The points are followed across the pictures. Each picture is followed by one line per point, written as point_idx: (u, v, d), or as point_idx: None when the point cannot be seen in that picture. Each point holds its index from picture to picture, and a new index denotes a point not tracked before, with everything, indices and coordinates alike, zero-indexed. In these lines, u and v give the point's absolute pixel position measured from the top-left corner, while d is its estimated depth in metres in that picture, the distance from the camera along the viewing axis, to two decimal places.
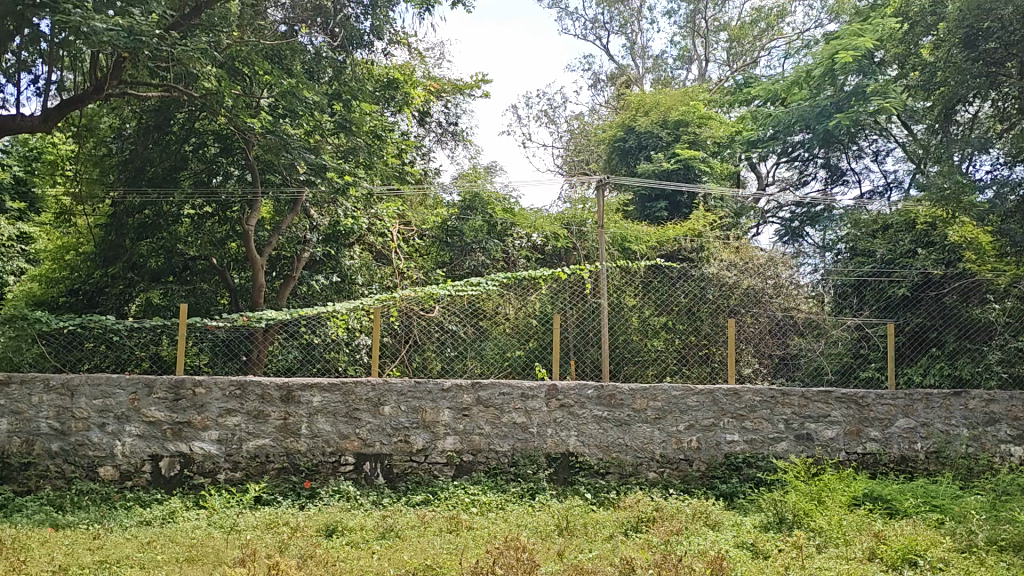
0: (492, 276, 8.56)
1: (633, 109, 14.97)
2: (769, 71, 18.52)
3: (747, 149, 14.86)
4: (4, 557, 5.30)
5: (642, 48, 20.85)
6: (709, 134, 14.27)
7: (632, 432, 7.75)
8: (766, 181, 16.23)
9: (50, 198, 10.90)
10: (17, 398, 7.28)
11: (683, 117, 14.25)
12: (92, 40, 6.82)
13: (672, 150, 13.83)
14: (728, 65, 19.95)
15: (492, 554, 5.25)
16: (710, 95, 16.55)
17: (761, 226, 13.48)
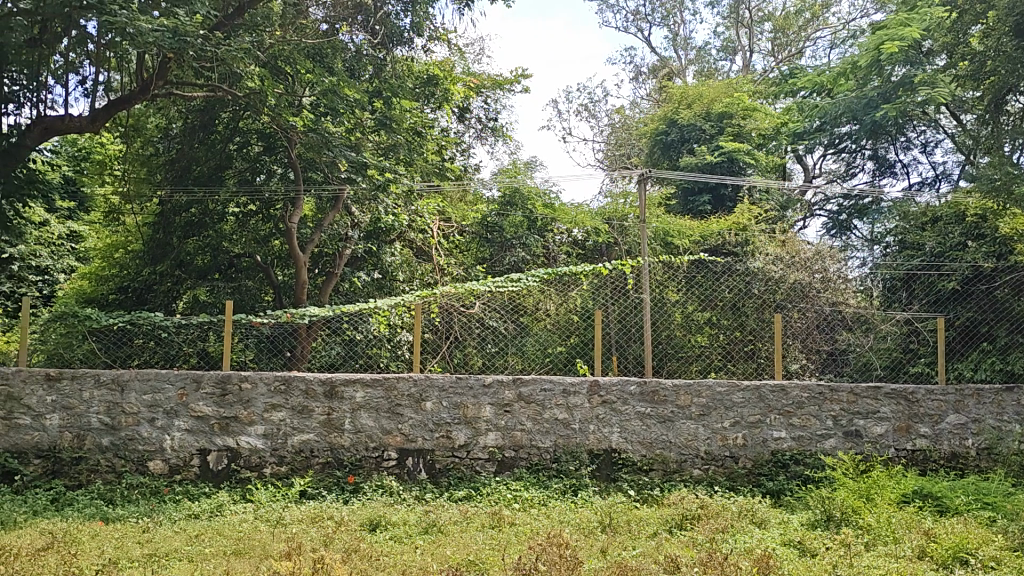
0: (533, 272, 8.50)
1: (676, 101, 14.85)
2: (814, 62, 18.28)
3: (792, 141, 14.70)
4: (57, 550, 5.41)
5: (684, 40, 20.71)
6: (754, 126, 14.11)
7: (676, 429, 7.70)
8: (812, 173, 16.01)
9: (100, 197, 11.08)
10: (68, 394, 7.40)
11: (727, 109, 14.11)
12: (138, 40, 6.92)
13: (716, 143, 13.67)
14: (773, 56, 19.72)
15: (536, 551, 5.25)
16: (755, 86, 16.35)
17: (807, 219, 13.29)
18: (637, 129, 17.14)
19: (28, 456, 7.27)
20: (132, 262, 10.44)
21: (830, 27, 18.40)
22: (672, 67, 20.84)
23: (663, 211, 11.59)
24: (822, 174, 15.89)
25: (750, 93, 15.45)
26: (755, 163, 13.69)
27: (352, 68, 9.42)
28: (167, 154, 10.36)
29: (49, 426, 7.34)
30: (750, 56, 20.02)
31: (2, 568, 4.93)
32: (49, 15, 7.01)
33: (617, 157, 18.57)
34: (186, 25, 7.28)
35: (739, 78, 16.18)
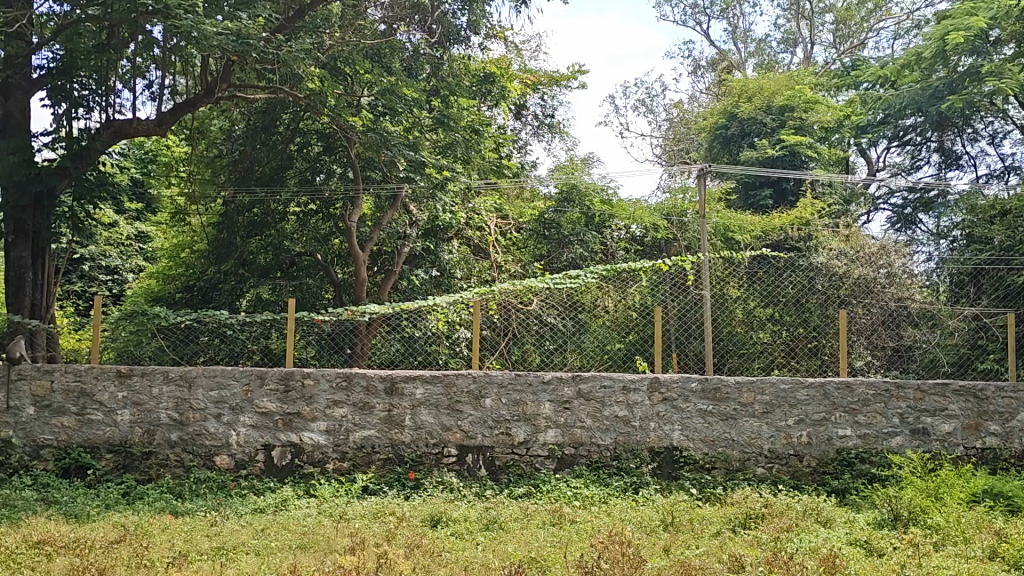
0: (591, 268, 8.51)
1: (735, 94, 14.70)
2: (878, 53, 17.89)
3: (856, 134, 14.41)
4: (129, 543, 5.56)
5: (744, 32, 20.45)
6: (816, 119, 13.87)
7: (739, 427, 7.60)
8: (877, 166, 15.70)
9: (167, 198, 11.36)
10: (138, 390, 7.57)
11: (788, 103, 13.95)
12: (202, 44, 7.09)
13: (777, 136, 13.50)
14: (835, 48, 19.36)
15: (598, 549, 5.23)
16: (817, 78, 16.08)
17: (871, 213, 13.02)
18: (696, 124, 16.97)
19: (100, 451, 7.49)
20: (199, 262, 10.68)
21: (893, 16, 17.98)
22: (732, 60, 20.59)
23: (722, 206, 11.50)
24: (885, 167, 15.55)
25: (812, 86, 15.17)
26: (817, 157, 13.44)
27: (410, 66, 9.66)
28: (230, 155, 10.57)
29: (120, 422, 7.54)
30: (811, 48, 19.69)
31: (78, 560, 5.09)
32: (117, 22, 7.21)
33: (676, 152, 18.43)
34: (249, 28, 7.44)
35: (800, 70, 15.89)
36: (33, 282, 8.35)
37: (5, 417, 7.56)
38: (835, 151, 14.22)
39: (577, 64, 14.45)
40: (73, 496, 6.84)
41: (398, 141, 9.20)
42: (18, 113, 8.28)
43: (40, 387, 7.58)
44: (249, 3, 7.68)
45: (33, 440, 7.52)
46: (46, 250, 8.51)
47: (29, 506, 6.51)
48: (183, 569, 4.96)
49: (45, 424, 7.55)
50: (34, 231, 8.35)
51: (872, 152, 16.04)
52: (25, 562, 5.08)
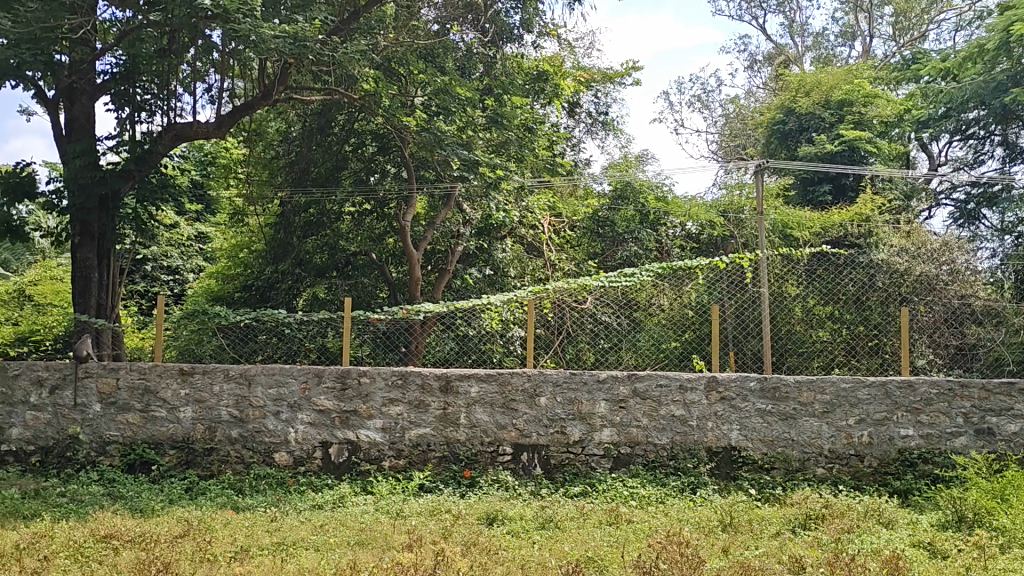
0: (646, 266, 8.45)
1: (793, 89, 14.57)
2: (939, 45, 17.46)
3: (917, 128, 14.08)
4: (192, 538, 5.67)
5: (801, 26, 20.16)
6: (876, 113, 13.59)
7: (799, 427, 7.47)
8: (939, 160, 15.35)
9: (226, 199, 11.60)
10: (199, 387, 7.73)
11: (847, 97, 13.73)
12: (260, 47, 7.20)
13: (836, 131, 13.28)
14: (895, 40, 18.99)
15: (656, 549, 5.20)
16: (876, 71, 15.76)
17: (932, 209, 12.71)
18: (753, 119, 16.78)
19: (163, 447, 7.66)
20: (258, 262, 10.85)
21: (954, 8, 17.48)
22: (789, 55, 20.36)
23: (780, 202, 11.36)
24: (947, 162, 15.24)
25: (871, 80, 14.92)
26: (876, 152, 13.23)
27: (463, 65, 9.99)
28: (286, 156, 10.73)
29: (183, 418, 7.71)
30: (870, 41, 19.40)
31: (144, 554, 5.21)
32: (177, 27, 7.38)
33: (733, 149, 18.25)
34: (306, 31, 7.54)
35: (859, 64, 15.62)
36: (98, 282, 8.58)
37: (73, 413, 7.77)
38: (895, 146, 13.92)
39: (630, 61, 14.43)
40: (138, 492, 7.01)
41: (452, 141, 9.22)
42: (84, 118, 8.54)
43: (106, 384, 7.78)
44: (305, 6, 7.79)
45: (100, 436, 7.73)
46: (111, 250, 8.71)
47: (96, 501, 6.68)
48: (245, 564, 5.04)
49: (111, 420, 7.75)
50: (99, 232, 8.57)
51: (933, 147, 15.75)
52: (92, 556, 5.21)
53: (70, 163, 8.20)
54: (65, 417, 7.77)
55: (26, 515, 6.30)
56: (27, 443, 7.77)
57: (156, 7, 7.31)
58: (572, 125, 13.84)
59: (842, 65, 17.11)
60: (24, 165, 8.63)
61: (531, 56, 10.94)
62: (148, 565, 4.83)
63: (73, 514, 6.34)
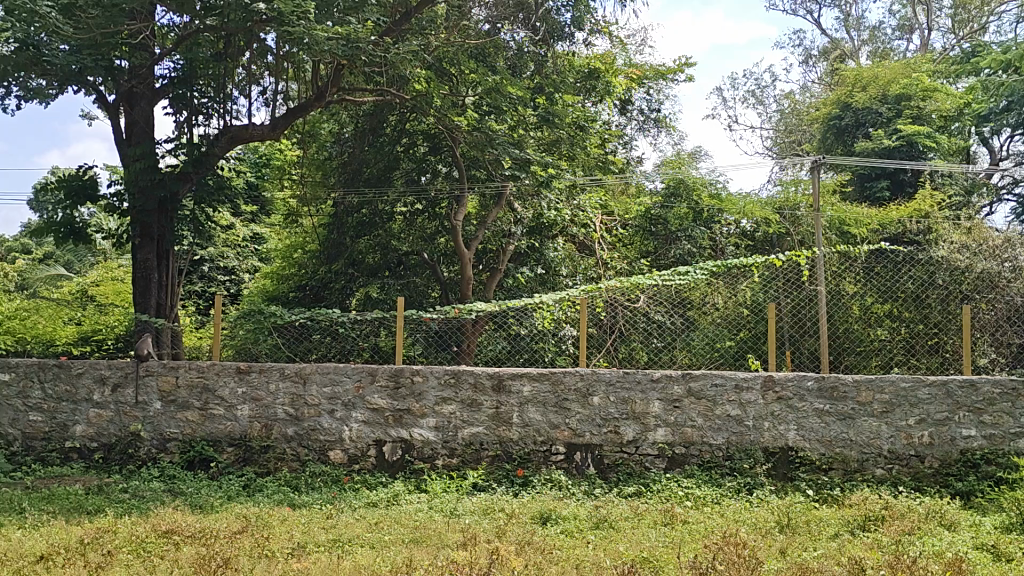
0: (701, 264, 8.41)
1: (849, 83, 14.36)
2: (1001, 37, 17.04)
3: (978, 123, 13.76)
4: (250, 534, 5.76)
5: (857, 20, 19.82)
6: (935, 107, 13.30)
7: (857, 427, 7.32)
8: (1001, 155, 15.00)
9: (280, 200, 11.76)
10: (256, 386, 7.84)
11: (905, 91, 13.43)
12: (314, 49, 7.29)
13: (894, 126, 13.03)
14: (954, 32, 18.59)
15: (711, 550, 5.14)
16: (935, 65, 15.44)
17: (994, 205, 12.41)
18: (809, 115, 16.54)
19: (222, 444, 7.79)
20: (313, 262, 10.99)
21: None
22: (845, 49, 20.05)
23: (836, 198, 11.18)
24: (1010, 156, 14.88)
25: (930, 73, 14.62)
26: (935, 147, 12.94)
27: (515, 64, 9.97)
28: (339, 157, 10.86)
29: (240, 416, 7.83)
30: (929, 34, 19.04)
31: (204, 549, 5.29)
32: (233, 31, 7.52)
33: (789, 145, 18.04)
34: (358, 32, 7.60)
35: (918, 57, 15.31)
36: (158, 282, 8.80)
37: (134, 411, 7.94)
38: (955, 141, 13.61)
39: (683, 58, 14.38)
40: (198, 488, 7.14)
41: (503, 140, 9.40)
42: (143, 121, 8.74)
43: (166, 383, 7.93)
44: (357, 8, 7.86)
45: (160, 434, 7.88)
46: (170, 251, 8.92)
47: (157, 497, 6.82)
48: (301, 561, 5.08)
49: (171, 418, 7.90)
50: (159, 234, 8.77)
51: (996, 140, 15.38)
52: (154, 550, 5.32)
53: (130, 166, 8.39)
54: (127, 415, 7.95)
55: (90, 510, 6.45)
56: (90, 440, 7.97)
57: (213, 12, 7.46)
58: (624, 123, 13.85)
59: (899, 59, 16.80)
60: (86, 168, 8.84)
61: (582, 53, 10.94)
62: (208, 561, 4.91)
63: (135, 510, 6.48)
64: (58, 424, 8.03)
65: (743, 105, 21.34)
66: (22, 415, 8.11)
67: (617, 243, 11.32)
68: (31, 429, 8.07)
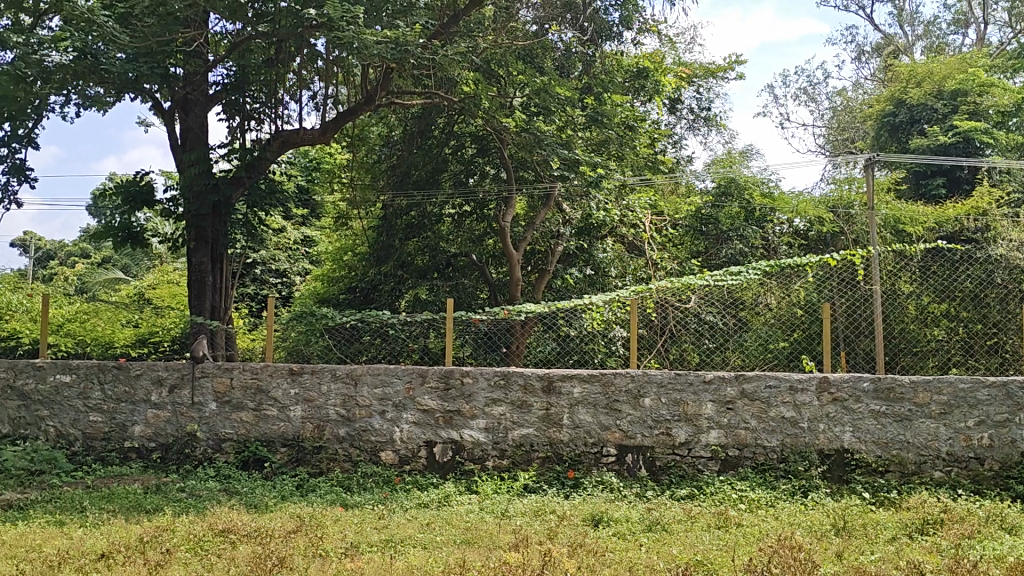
0: (753, 263, 8.26)
1: (903, 80, 14.15)
2: None
3: None
4: (304, 533, 5.81)
5: (911, 15, 19.44)
6: (992, 102, 13.02)
7: (914, 429, 7.16)
8: None
9: (331, 203, 11.91)
10: (308, 387, 7.92)
11: (960, 86, 13.19)
12: (364, 54, 7.35)
13: (949, 122, 12.79)
14: (1012, 26, 18.17)
15: (766, 553, 5.06)
16: (993, 59, 15.10)
17: None
18: (863, 112, 16.27)
19: (275, 445, 7.89)
20: (363, 264, 11.09)
21: None
22: (899, 44, 19.70)
23: (890, 196, 11.02)
24: None
25: (987, 68, 14.33)
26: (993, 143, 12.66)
27: (563, 65, 9.97)
28: (388, 160, 10.96)
29: (293, 417, 7.92)
30: (986, 28, 18.64)
31: (260, 548, 5.35)
32: (285, 36, 7.64)
33: (843, 143, 17.80)
34: (407, 35, 7.67)
35: (975, 52, 14.99)
36: (212, 285, 8.94)
37: (191, 411, 8.08)
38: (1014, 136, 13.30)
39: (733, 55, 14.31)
40: (253, 487, 7.24)
41: (552, 140, 9.34)
42: (198, 127, 8.94)
43: (221, 384, 8.06)
44: (405, 11, 7.94)
45: (216, 434, 8.02)
46: (224, 255, 9.07)
47: (213, 496, 6.93)
48: (355, 560, 5.12)
49: (226, 418, 8.02)
50: (213, 238, 8.93)
51: None
52: (211, 548, 5.40)
53: (186, 171, 8.55)
54: (183, 416, 8.10)
55: (149, 509, 6.57)
56: (148, 440, 8.13)
57: (265, 19, 7.58)
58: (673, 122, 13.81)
59: (954, 54, 16.50)
60: (142, 174, 9.03)
61: (631, 52, 10.91)
62: (264, 560, 4.96)
63: (192, 509, 6.58)
64: (117, 424, 8.21)
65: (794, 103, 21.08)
66: (83, 416, 8.30)
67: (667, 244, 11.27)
68: (91, 429, 8.26)
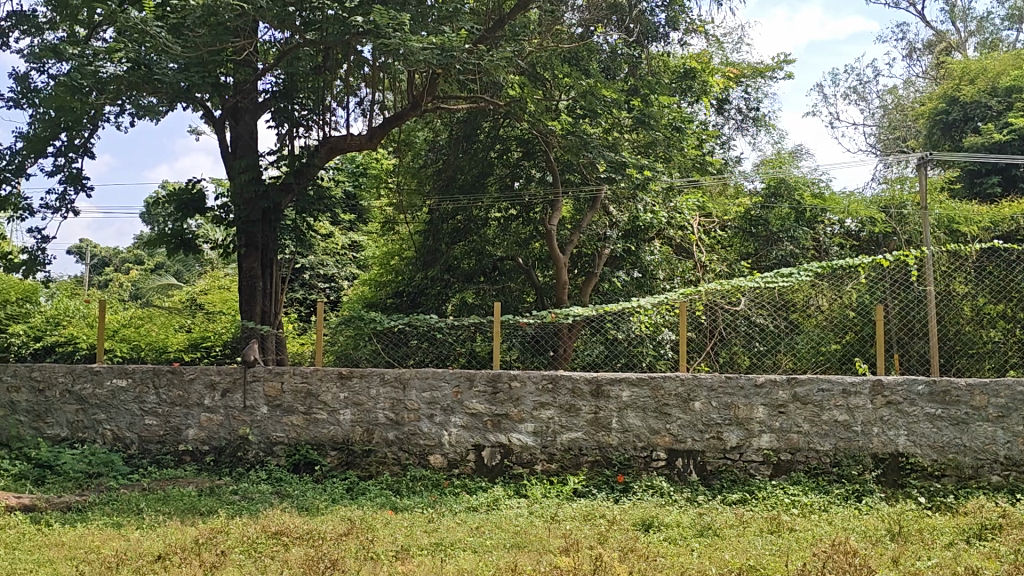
0: (805, 265, 8.06)
1: (956, 77, 13.87)
2: None
3: None
4: (354, 536, 5.84)
5: (964, 11, 19.04)
6: None
7: (971, 432, 7.00)
8: None
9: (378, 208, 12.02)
10: (357, 391, 7.99)
11: (1015, 83, 12.90)
12: (409, 59, 7.40)
13: (1004, 120, 12.51)
14: None
15: (821, 558, 4.96)
16: None
17: None
18: (915, 110, 15.99)
19: (325, 448, 7.98)
20: (411, 269, 11.16)
21: None
22: (952, 41, 19.31)
23: (943, 195, 10.83)
24: None
25: None
26: None
27: (608, 66, 9.98)
28: (434, 165, 11.06)
29: (343, 421, 7.99)
30: None
31: (312, 550, 5.40)
32: (332, 44, 7.72)
33: (894, 141, 17.51)
34: (452, 41, 7.71)
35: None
36: (263, 290, 9.06)
37: (243, 415, 8.20)
38: None
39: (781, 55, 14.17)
40: (304, 490, 7.32)
41: (598, 144, 9.41)
42: (248, 135, 9.10)
43: (272, 388, 8.15)
44: (451, 16, 8.01)
45: (267, 437, 8.11)
46: (275, 260, 9.19)
47: (265, 499, 7.01)
48: (406, 563, 5.14)
49: (277, 422, 8.12)
50: (263, 243, 9.07)
51: None
52: (265, 551, 5.45)
53: (237, 178, 8.70)
54: (236, 419, 8.21)
55: (204, 511, 6.68)
56: (201, 443, 8.26)
57: (312, 27, 7.67)
58: (721, 123, 13.71)
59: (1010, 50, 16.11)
60: (194, 181, 9.19)
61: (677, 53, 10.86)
62: (316, 562, 4.99)
63: (246, 511, 6.67)
64: (171, 427, 8.36)
65: (845, 102, 20.77)
66: (139, 419, 8.46)
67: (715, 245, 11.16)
68: (147, 432, 8.42)
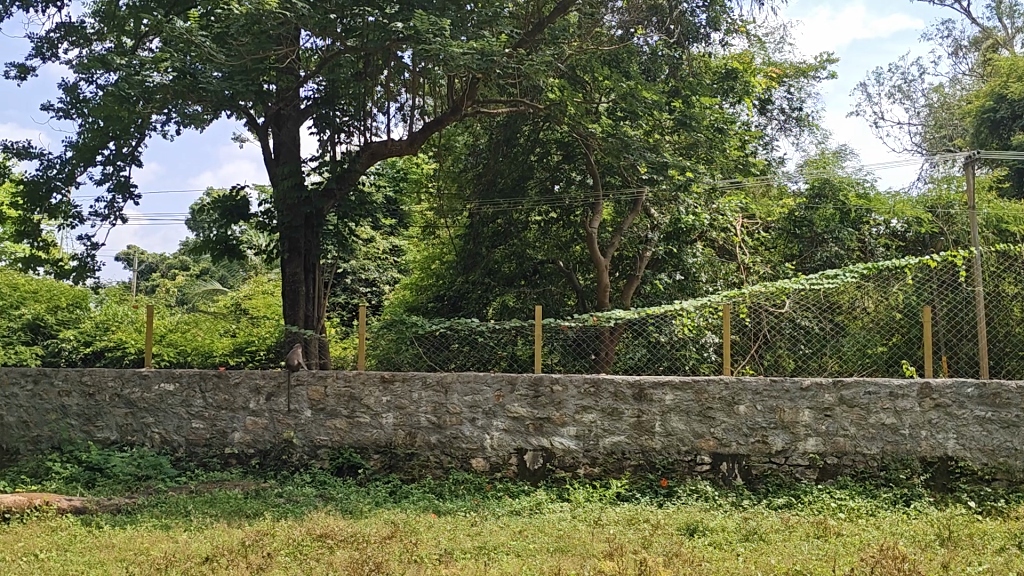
0: (849, 266, 8.08)
1: (1003, 74, 13.61)
2: None
3: None
4: (398, 540, 5.86)
5: (1011, 7, 18.70)
6: None
7: (1022, 435, 6.86)
8: None
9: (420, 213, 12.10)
10: (400, 394, 8.03)
11: None
12: (450, 64, 7.43)
13: None
14: None
15: (870, 563, 4.88)
16: None
17: None
18: (960, 109, 15.74)
19: (369, 451, 8.04)
20: (452, 273, 11.21)
21: None
22: (998, 37, 18.94)
23: (989, 194, 10.65)
24: None
25: None
26: None
27: (648, 69, 9.86)
28: (474, 169, 11.11)
29: (386, 424, 8.03)
30: None
31: (357, 552, 5.43)
32: (373, 50, 7.79)
33: (939, 140, 17.24)
34: (492, 45, 7.72)
35: None
36: (306, 294, 9.16)
37: (287, 419, 8.27)
38: None
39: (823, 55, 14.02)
40: (348, 493, 7.37)
41: (639, 145, 9.29)
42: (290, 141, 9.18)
43: (316, 392, 8.22)
44: (490, 21, 8.05)
45: (311, 440, 8.18)
46: (318, 264, 9.28)
47: (310, 502, 7.07)
48: (450, 567, 5.14)
49: (321, 425, 8.19)
50: (306, 248, 9.18)
51: None
52: (311, 553, 5.49)
53: (281, 184, 8.78)
54: (280, 423, 8.29)
55: (250, 513, 6.75)
56: (247, 446, 8.36)
57: (354, 34, 7.74)
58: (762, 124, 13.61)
59: None
60: (238, 188, 9.30)
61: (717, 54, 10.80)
62: (360, 565, 5.00)
63: (291, 514, 6.72)
64: (217, 431, 8.47)
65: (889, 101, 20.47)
66: (185, 423, 8.58)
67: (759, 247, 11.10)
68: (194, 436, 8.53)
